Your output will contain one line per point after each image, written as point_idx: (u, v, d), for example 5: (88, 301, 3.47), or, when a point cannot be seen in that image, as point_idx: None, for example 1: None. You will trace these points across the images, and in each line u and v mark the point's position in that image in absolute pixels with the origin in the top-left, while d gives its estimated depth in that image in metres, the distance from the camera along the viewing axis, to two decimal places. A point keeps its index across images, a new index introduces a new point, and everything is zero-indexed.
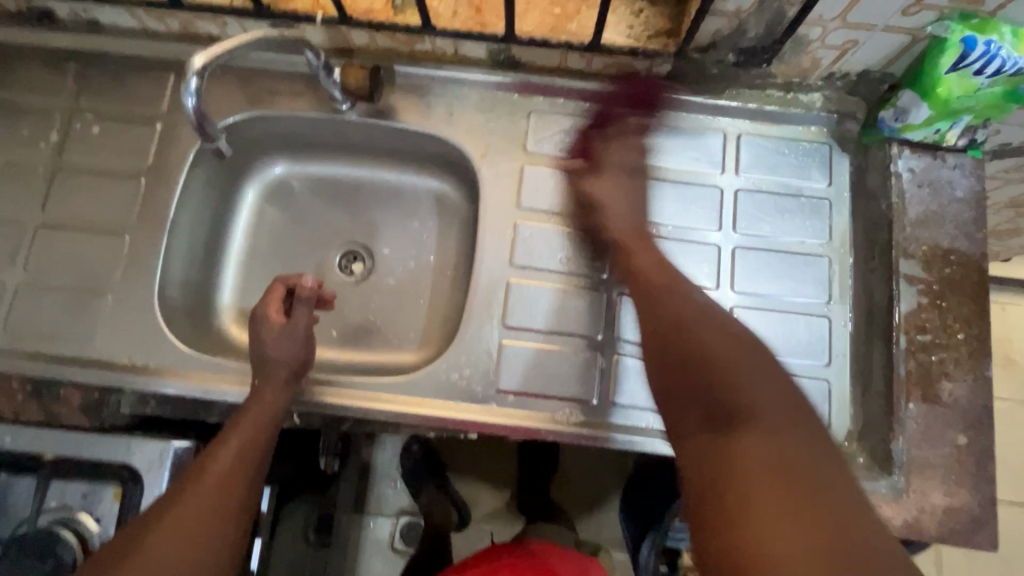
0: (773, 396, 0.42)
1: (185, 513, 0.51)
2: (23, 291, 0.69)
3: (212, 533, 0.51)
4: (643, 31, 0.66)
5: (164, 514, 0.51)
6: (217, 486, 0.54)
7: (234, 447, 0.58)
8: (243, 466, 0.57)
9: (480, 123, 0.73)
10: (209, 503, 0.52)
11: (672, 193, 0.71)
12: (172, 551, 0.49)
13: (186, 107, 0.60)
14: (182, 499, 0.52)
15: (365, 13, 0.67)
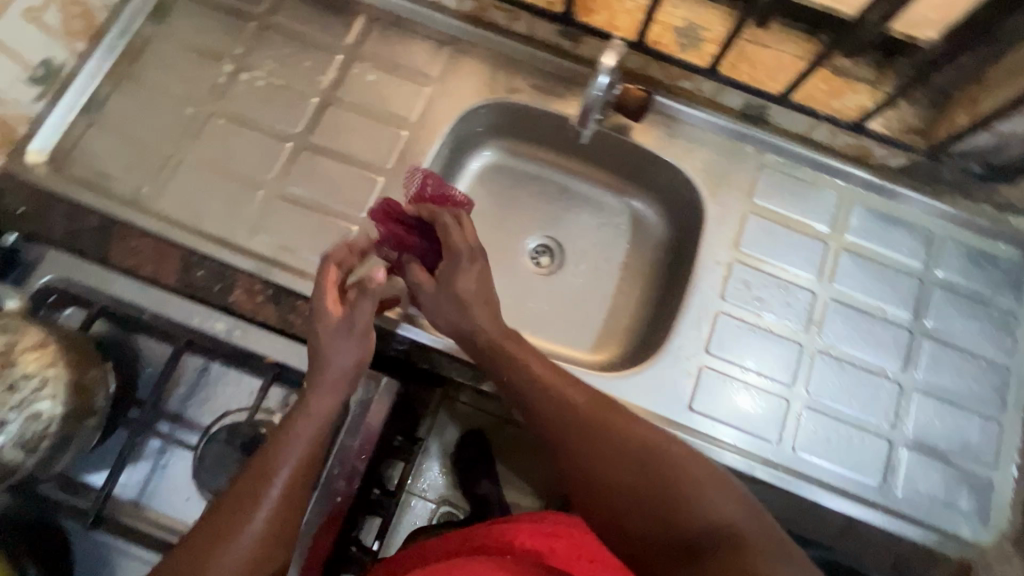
0: (664, 449, 0.54)
1: (245, 520, 0.52)
2: (277, 203, 0.75)
3: (274, 536, 0.53)
4: (897, 125, 0.74)
5: (222, 530, 0.51)
6: (281, 487, 0.54)
7: (316, 417, 0.57)
8: (315, 438, 0.57)
9: (715, 162, 0.79)
10: (278, 510, 0.54)
11: (876, 273, 0.77)
12: (239, 564, 0.51)
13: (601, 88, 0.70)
14: (251, 496, 0.53)
15: (654, 43, 0.75)
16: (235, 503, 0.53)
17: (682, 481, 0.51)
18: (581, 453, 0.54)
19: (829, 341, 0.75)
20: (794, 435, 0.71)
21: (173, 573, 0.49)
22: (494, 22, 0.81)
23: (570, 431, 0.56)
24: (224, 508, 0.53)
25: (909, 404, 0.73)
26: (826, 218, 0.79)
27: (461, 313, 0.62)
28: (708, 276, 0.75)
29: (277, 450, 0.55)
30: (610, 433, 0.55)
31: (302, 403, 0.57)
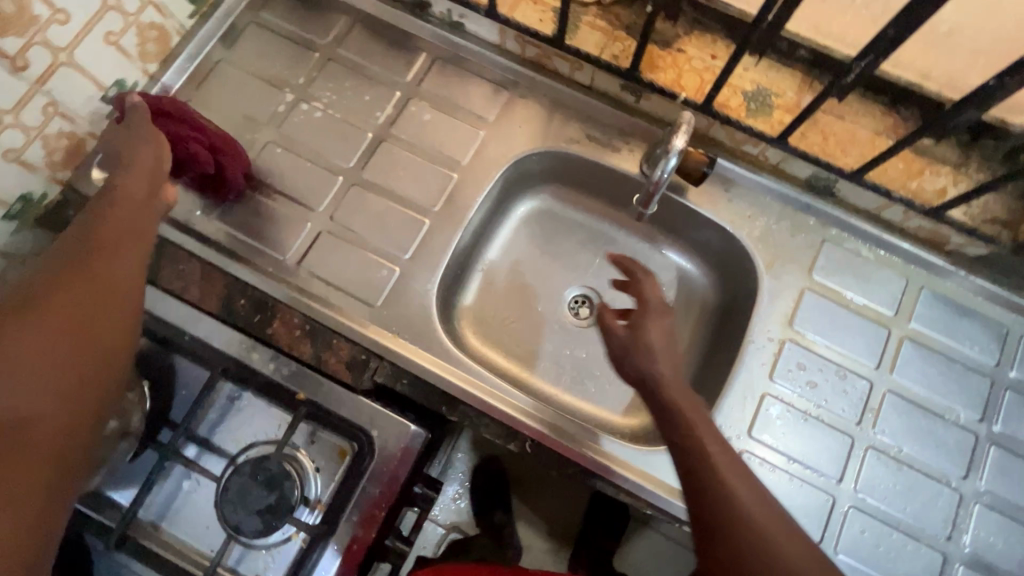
0: (792, 537, 0.45)
1: (35, 327, 0.43)
2: (324, 237, 0.75)
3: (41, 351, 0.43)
4: (979, 214, 0.69)
5: (20, 306, 0.44)
6: (44, 270, 0.46)
7: (108, 236, 0.49)
8: (123, 271, 0.49)
9: (774, 233, 0.75)
10: (57, 313, 0.44)
11: (940, 367, 0.72)
12: (50, 317, 0.44)
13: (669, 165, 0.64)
14: (49, 301, 0.44)
15: (721, 106, 0.72)
16: (13, 301, 0.44)
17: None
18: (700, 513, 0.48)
19: (884, 436, 0.70)
20: (839, 537, 0.66)
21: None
22: (556, 69, 0.79)
23: (713, 477, 0.48)
24: (3, 312, 0.43)
25: (969, 515, 0.67)
26: (891, 302, 0.74)
27: (648, 358, 0.57)
28: (757, 353, 0.72)
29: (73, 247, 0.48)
30: (744, 509, 0.46)
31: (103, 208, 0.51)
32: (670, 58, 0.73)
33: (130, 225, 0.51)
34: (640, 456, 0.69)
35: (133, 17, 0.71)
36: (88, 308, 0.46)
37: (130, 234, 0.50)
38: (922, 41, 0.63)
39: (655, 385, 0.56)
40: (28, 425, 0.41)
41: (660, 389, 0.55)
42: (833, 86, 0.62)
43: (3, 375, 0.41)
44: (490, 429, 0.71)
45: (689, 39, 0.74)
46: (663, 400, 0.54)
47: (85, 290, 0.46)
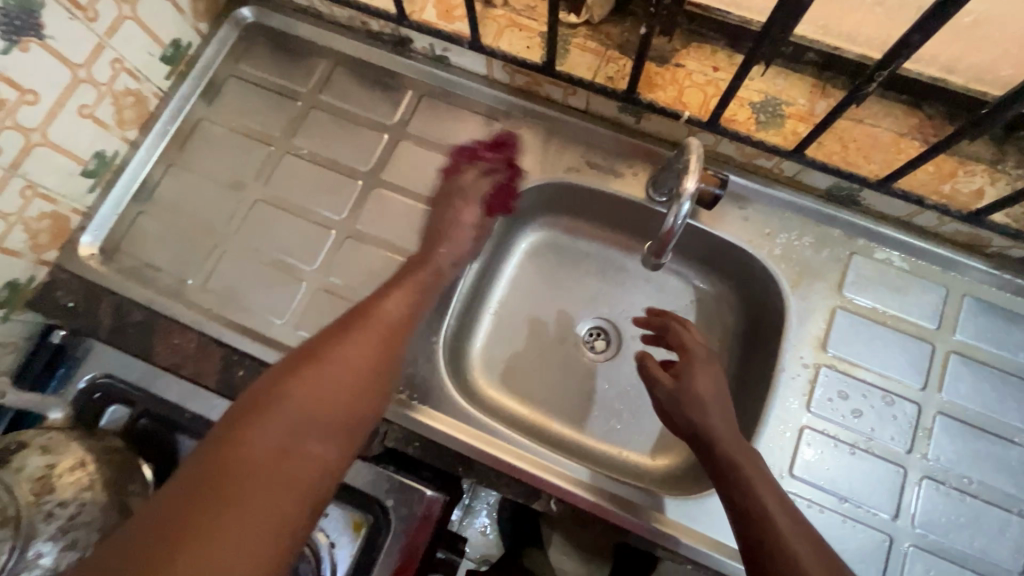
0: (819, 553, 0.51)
1: (296, 401, 0.54)
2: (321, 295, 0.72)
3: (317, 422, 0.55)
4: (1022, 214, 0.63)
5: (281, 389, 0.55)
6: (327, 376, 0.57)
7: (369, 340, 0.61)
8: (370, 363, 0.60)
9: (798, 250, 0.70)
10: (321, 396, 0.56)
11: (992, 381, 0.66)
12: (259, 481, 0.49)
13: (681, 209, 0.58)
14: (317, 385, 0.56)
15: (728, 121, 0.67)
16: (293, 385, 0.55)
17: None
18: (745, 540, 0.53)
19: (937, 463, 0.64)
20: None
21: (212, 465, 0.49)
22: (549, 96, 0.75)
23: (761, 508, 0.54)
24: (282, 373, 0.56)
25: None
26: (932, 314, 0.68)
27: (700, 410, 0.62)
28: (790, 382, 0.67)
29: (324, 342, 0.59)
30: (788, 533, 0.52)
31: (344, 327, 0.61)
32: (669, 75, 0.69)
33: (404, 318, 0.64)
34: (675, 507, 0.65)
35: (106, 86, 0.69)
36: (320, 386, 0.56)
37: (387, 338, 0.62)
38: (944, 35, 0.58)
39: (709, 440, 0.60)
40: (229, 506, 0.47)
41: (717, 442, 0.60)
42: (851, 95, 0.57)
43: (252, 478, 0.49)
44: (512, 489, 0.66)
45: (687, 52, 0.69)
46: (718, 450, 0.59)
47: (308, 385, 0.56)
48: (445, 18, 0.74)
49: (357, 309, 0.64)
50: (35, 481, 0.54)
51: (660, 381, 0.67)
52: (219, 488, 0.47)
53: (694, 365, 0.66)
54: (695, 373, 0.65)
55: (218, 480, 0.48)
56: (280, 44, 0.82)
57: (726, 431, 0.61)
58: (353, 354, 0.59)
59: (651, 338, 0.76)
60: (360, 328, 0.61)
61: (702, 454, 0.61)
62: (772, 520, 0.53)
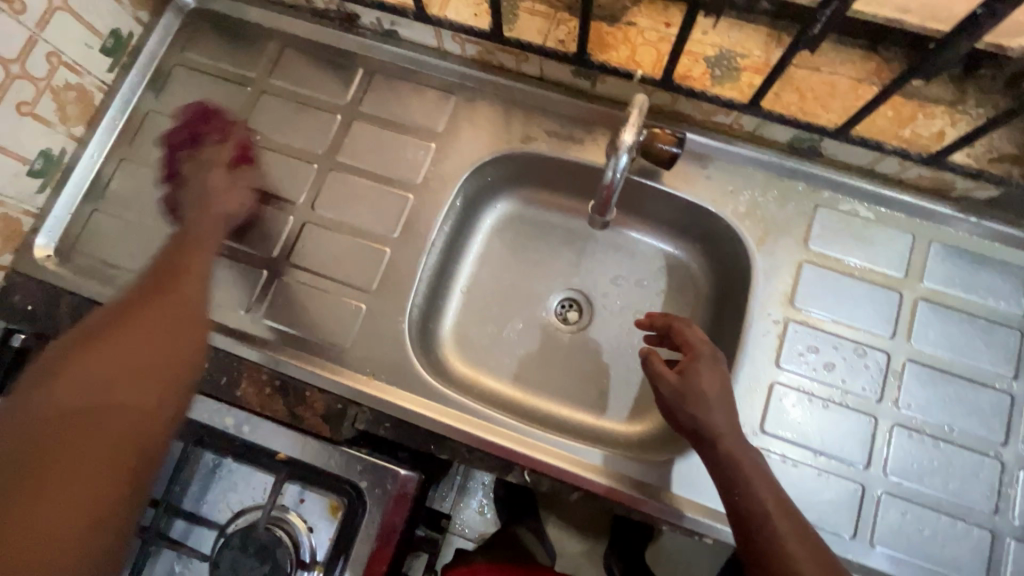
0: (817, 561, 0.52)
1: (97, 357, 0.50)
2: (282, 283, 0.71)
3: (138, 406, 0.49)
4: (985, 153, 0.61)
5: (81, 350, 0.51)
6: (129, 333, 0.53)
7: (162, 297, 0.57)
8: (184, 321, 0.56)
9: (762, 206, 0.69)
10: (130, 356, 0.51)
11: (961, 326, 0.66)
12: (121, 406, 0.48)
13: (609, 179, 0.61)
14: (97, 342, 0.52)
15: (683, 78, 0.65)
16: (83, 351, 0.51)
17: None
18: (746, 552, 0.54)
19: (908, 410, 0.64)
20: (871, 526, 0.61)
21: (29, 443, 0.45)
22: (502, 65, 0.73)
23: (771, 538, 0.53)
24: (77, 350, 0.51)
25: (1015, 486, 0.61)
26: (899, 262, 0.67)
27: (705, 408, 0.59)
28: (759, 340, 0.66)
29: (119, 307, 0.55)
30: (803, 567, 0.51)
31: (159, 280, 0.58)
32: (620, 35, 0.67)
33: (202, 270, 0.61)
34: (649, 469, 0.65)
35: (44, 82, 0.67)
36: (144, 332, 0.53)
37: (188, 300, 0.58)
38: None
39: (713, 439, 0.58)
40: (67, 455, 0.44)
41: (718, 442, 0.58)
42: (799, 38, 0.56)
43: (68, 440, 0.45)
44: (486, 463, 0.66)
45: (638, 10, 0.68)
46: (721, 454, 0.57)
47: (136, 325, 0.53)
48: None
49: (164, 267, 0.60)
50: None
51: (664, 376, 0.62)
52: (38, 453, 0.44)
53: (699, 362, 0.61)
54: (700, 371, 0.61)
55: (41, 412, 0.46)
56: (225, 29, 0.80)
57: (729, 431, 0.58)
58: (149, 317, 0.54)
59: (654, 339, 0.71)
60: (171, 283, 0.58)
61: (704, 454, 0.59)
62: (791, 558, 0.52)
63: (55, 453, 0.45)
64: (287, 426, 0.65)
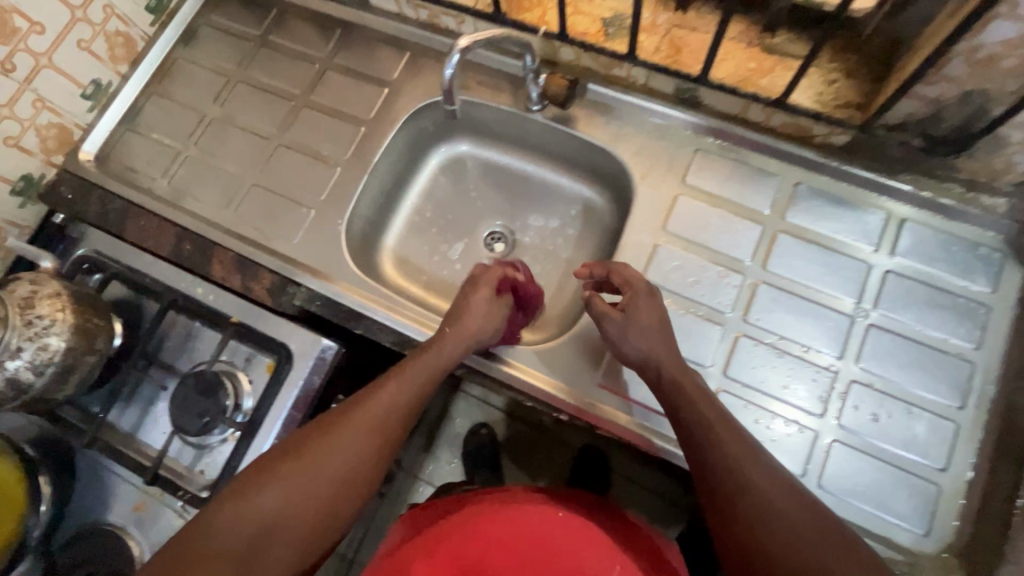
0: (778, 487, 0.54)
1: (341, 449, 0.59)
2: (254, 191, 0.88)
3: (349, 487, 0.58)
4: (831, 99, 0.70)
5: (330, 433, 0.59)
6: (367, 432, 0.60)
7: (390, 403, 0.62)
8: (396, 413, 0.62)
9: (649, 148, 0.80)
10: (356, 452, 0.59)
11: (815, 256, 0.73)
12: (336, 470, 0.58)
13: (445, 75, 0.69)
14: (332, 442, 0.59)
15: (581, 34, 0.78)
16: (322, 441, 0.59)
17: (802, 547, 0.51)
18: (706, 485, 0.56)
19: (756, 324, 0.72)
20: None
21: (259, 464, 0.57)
22: (446, 27, 0.89)
23: (708, 440, 0.57)
24: (307, 442, 0.59)
25: (844, 395, 0.68)
26: (765, 200, 0.76)
27: (643, 338, 0.65)
28: (631, 256, 0.77)
29: (353, 405, 0.62)
30: (751, 476, 0.54)
31: (394, 373, 0.65)
32: None
33: (424, 373, 0.65)
34: (519, 352, 0.77)
35: (100, 26, 0.88)
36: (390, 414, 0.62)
37: (415, 397, 0.64)
38: None
39: (654, 365, 0.64)
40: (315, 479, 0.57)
41: (664, 367, 0.63)
42: None
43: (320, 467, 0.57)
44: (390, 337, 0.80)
45: None
46: (666, 376, 0.62)
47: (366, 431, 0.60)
48: None
49: (395, 367, 0.65)
50: (23, 300, 0.73)
51: (608, 315, 0.68)
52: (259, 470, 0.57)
53: (638, 299, 0.67)
54: (637, 306, 0.67)
55: (265, 475, 0.57)
56: None
57: (670, 357, 0.64)
58: (372, 414, 0.61)
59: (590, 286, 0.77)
60: (398, 371, 0.65)
61: (649, 380, 0.65)
62: (738, 470, 0.55)
63: (243, 488, 0.56)
64: (239, 295, 0.81)
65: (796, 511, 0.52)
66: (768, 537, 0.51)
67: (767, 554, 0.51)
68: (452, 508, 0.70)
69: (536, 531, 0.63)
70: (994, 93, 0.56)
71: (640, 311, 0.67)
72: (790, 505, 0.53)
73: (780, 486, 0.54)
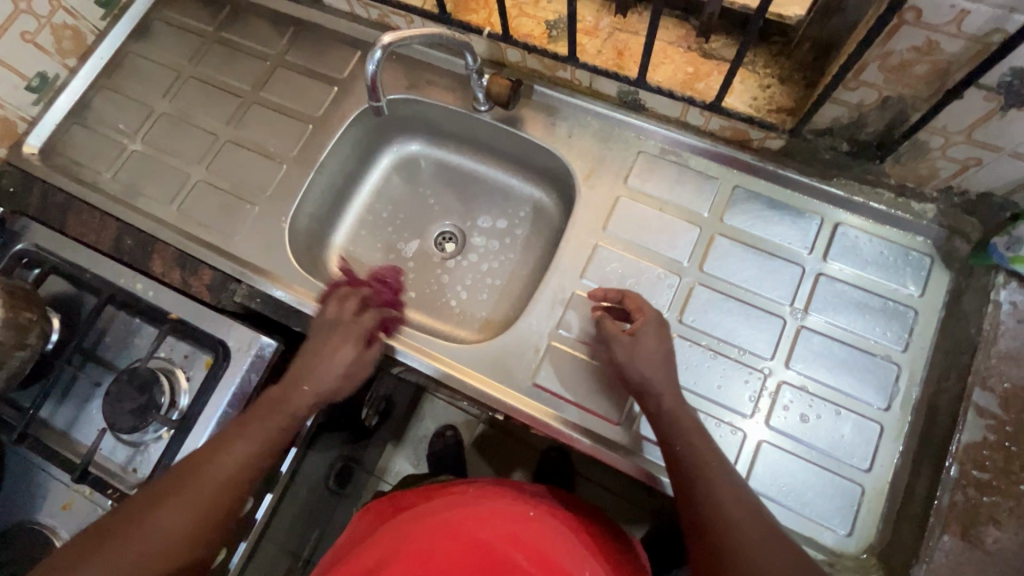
0: (742, 501, 0.54)
1: (218, 471, 0.58)
2: (200, 186, 0.87)
3: (190, 542, 0.56)
4: (765, 104, 0.71)
5: (170, 492, 0.57)
6: (207, 488, 0.57)
7: (239, 453, 0.59)
8: (245, 465, 0.59)
9: (593, 149, 0.81)
10: (194, 510, 0.56)
11: (751, 259, 0.74)
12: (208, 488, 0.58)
13: (367, 70, 0.66)
14: (165, 502, 0.56)
15: (525, 36, 0.79)
16: (157, 503, 0.56)
17: (756, 556, 0.50)
18: (681, 493, 0.57)
19: (691, 325, 0.72)
20: (642, 425, 0.71)
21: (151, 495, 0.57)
22: (397, 26, 0.89)
23: (688, 455, 0.57)
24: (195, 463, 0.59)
25: (774, 396, 0.69)
26: (704, 203, 0.77)
27: (642, 360, 0.63)
28: (571, 257, 0.77)
29: (197, 460, 0.59)
30: (720, 487, 0.55)
31: (240, 428, 0.61)
32: (481, 0, 0.81)
33: (275, 424, 0.62)
34: (462, 353, 0.75)
35: (45, 19, 0.87)
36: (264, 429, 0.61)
37: (264, 444, 0.61)
38: None
39: (651, 393, 0.62)
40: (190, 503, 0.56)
41: (660, 395, 0.62)
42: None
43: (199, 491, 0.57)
44: None
45: None
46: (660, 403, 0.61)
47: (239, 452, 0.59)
48: None
49: (245, 418, 0.62)
50: None
51: (616, 336, 0.66)
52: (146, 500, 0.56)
53: (646, 326, 0.66)
54: (645, 333, 0.65)
55: (98, 539, 0.55)
56: None
57: (669, 388, 0.62)
58: (218, 469, 0.58)
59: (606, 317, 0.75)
60: (247, 423, 0.62)
61: (646, 409, 0.63)
62: (705, 480, 0.55)
63: (79, 556, 0.54)
64: (177, 291, 0.80)
65: (756, 525, 0.52)
66: (735, 548, 0.51)
67: (723, 558, 0.51)
68: (418, 500, 0.71)
69: (507, 526, 0.63)
70: (910, 98, 0.57)
71: (648, 337, 0.65)
72: (753, 520, 0.53)
73: (745, 502, 0.54)
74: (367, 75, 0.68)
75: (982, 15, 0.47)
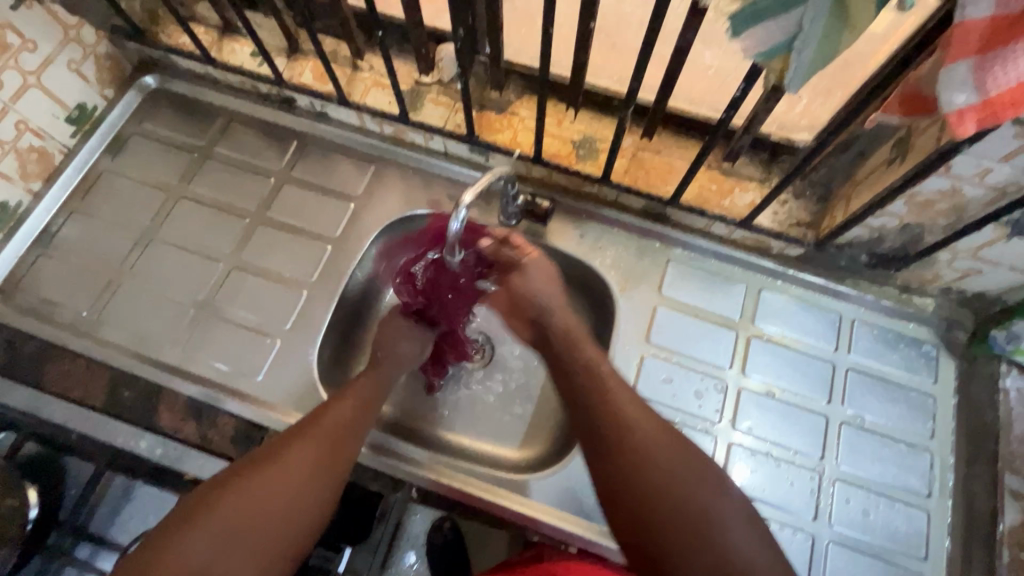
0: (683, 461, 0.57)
1: (299, 466, 0.58)
2: (205, 320, 0.79)
3: (311, 497, 0.58)
4: (786, 218, 0.78)
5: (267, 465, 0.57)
6: (317, 451, 0.59)
7: (334, 422, 0.62)
8: (352, 432, 0.63)
9: (624, 259, 0.83)
10: (319, 463, 0.59)
11: (786, 359, 0.78)
12: (280, 480, 0.56)
13: (450, 230, 0.64)
14: (285, 461, 0.58)
15: (554, 156, 0.82)
16: (281, 461, 0.57)
17: (709, 498, 0.55)
18: (610, 473, 0.58)
19: (747, 432, 0.75)
20: None
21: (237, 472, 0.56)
22: (412, 141, 0.89)
23: (662, 470, 0.57)
24: (278, 447, 0.59)
25: (830, 495, 0.72)
26: (735, 307, 0.81)
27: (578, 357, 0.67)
28: (623, 370, 0.78)
29: (301, 433, 0.61)
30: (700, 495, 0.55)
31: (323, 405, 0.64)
32: (505, 121, 0.83)
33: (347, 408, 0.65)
34: (526, 484, 0.71)
35: (10, 144, 0.78)
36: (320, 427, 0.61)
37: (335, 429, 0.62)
38: (700, 81, 0.74)
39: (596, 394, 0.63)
40: (274, 497, 0.55)
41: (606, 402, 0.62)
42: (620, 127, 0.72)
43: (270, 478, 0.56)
44: (378, 481, 0.74)
45: (520, 103, 0.84)
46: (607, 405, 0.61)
47: (312, 452, 0.59)
48: (319, 81, 0.86)
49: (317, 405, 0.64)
50: None
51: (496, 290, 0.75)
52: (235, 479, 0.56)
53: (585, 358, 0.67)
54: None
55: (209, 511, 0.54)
56: (182, 104, 0.93)
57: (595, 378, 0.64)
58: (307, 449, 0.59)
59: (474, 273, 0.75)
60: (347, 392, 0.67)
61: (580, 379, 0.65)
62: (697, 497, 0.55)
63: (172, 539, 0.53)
64: (198, 448, 0.71)
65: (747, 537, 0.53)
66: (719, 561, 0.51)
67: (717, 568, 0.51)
68: None
69: None
70: (928, 226, 0.66)
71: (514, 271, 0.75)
72: (712, 486, 0.56)
73: (738, 511, 0.55)
74: (447, 234, 0.66)
75: (1004, 173, 0.55)
